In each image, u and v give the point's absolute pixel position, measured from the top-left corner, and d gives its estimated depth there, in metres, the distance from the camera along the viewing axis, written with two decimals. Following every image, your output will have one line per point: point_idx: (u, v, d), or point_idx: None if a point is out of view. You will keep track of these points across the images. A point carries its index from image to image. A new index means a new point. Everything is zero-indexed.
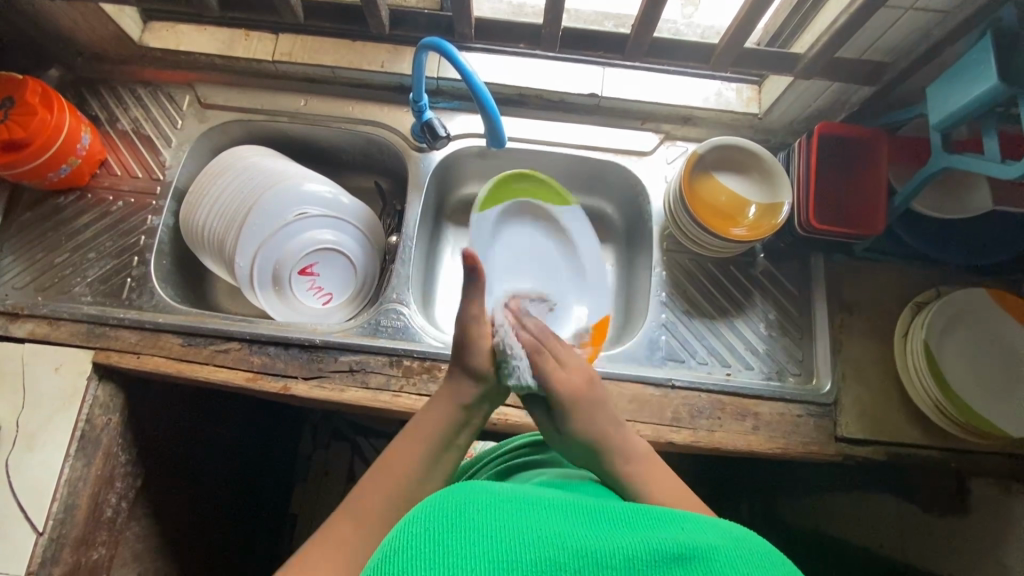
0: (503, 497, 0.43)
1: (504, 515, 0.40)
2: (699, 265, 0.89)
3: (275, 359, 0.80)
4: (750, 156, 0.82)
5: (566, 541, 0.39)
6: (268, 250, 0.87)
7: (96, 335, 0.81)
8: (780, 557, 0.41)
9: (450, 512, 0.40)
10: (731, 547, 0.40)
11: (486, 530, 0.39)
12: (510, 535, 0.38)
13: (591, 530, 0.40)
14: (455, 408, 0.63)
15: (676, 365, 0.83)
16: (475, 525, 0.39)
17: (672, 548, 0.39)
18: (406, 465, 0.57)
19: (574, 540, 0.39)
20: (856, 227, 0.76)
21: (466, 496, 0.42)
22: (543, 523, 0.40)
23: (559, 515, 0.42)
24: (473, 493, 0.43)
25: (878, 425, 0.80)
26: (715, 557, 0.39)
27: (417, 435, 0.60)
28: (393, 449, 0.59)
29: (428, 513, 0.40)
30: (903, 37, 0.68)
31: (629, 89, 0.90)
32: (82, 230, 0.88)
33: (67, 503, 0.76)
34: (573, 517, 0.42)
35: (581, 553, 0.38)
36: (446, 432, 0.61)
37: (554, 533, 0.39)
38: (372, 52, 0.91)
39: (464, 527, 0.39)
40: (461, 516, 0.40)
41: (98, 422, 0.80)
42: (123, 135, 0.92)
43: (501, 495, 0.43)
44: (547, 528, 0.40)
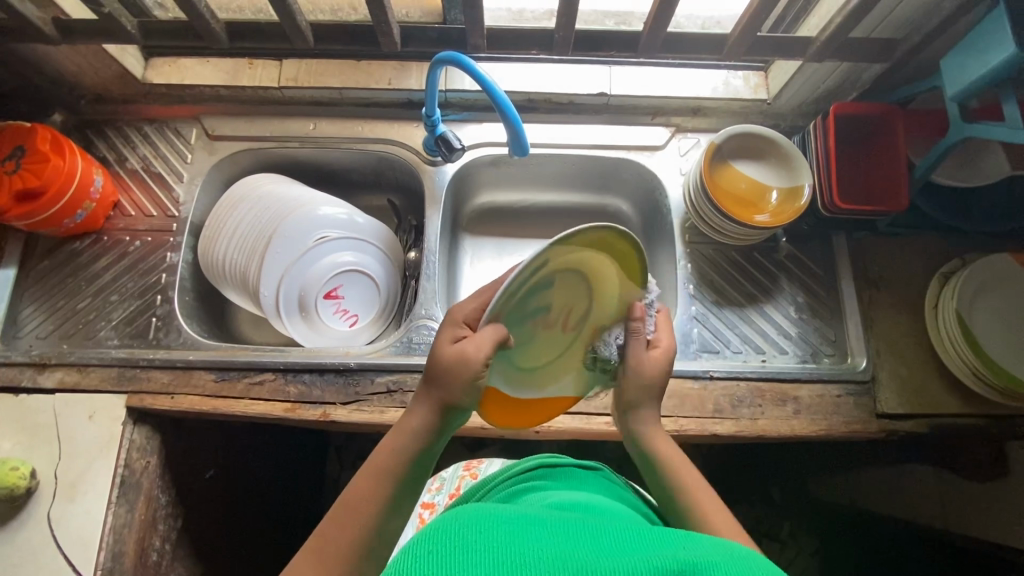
0: (508, 520, 0.43)
1: (502, 536, 0.40)
2: (723, 254, 0.89)
3: (312, 386, 0.79)
4: (766, 142, 0.82)
5: (566, 562, 0.38)
6: (291, 277, 0.86)
7: (127, 378, 0.80)
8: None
9: (457, 532, 0.40)
10: (731, 563, 0.38)
11: (490, 551, 0.38)
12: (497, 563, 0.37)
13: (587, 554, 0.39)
14: (415, 437, 0.53)
15: (712, 356, 0.83)
16: (464, 553, 0.38)
17: (672, 564, 0.37)
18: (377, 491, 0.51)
19: (572, 561, 0.38)
20: (880, 204, 0.75)
21: (451, 525, 0.42)
22: (536, 548, 0.39)
23: (554, 541, 0.41)
24: (462, 522, 0.42)
25: (918, 399, 0.80)
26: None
27: (377, 464, 0.53)
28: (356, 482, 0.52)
29: (432, 536, 0.40)
30: (913, 13, 0.68)
31: (637, 86, 0.91)
32: (101, 273, 0.87)
33: (114, 551, 0.75)
34: (574, 541, 0.41)
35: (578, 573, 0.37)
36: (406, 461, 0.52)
37: (554, 555, 0.38)
38: (378, 70, 0.91)
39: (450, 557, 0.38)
40: (454, 541, 0.39)
41: (137, 466, 0.79)
42: (133, 175, 0.91)
43: (493, 522, 0.42)
44: (547, 550, 0.39)
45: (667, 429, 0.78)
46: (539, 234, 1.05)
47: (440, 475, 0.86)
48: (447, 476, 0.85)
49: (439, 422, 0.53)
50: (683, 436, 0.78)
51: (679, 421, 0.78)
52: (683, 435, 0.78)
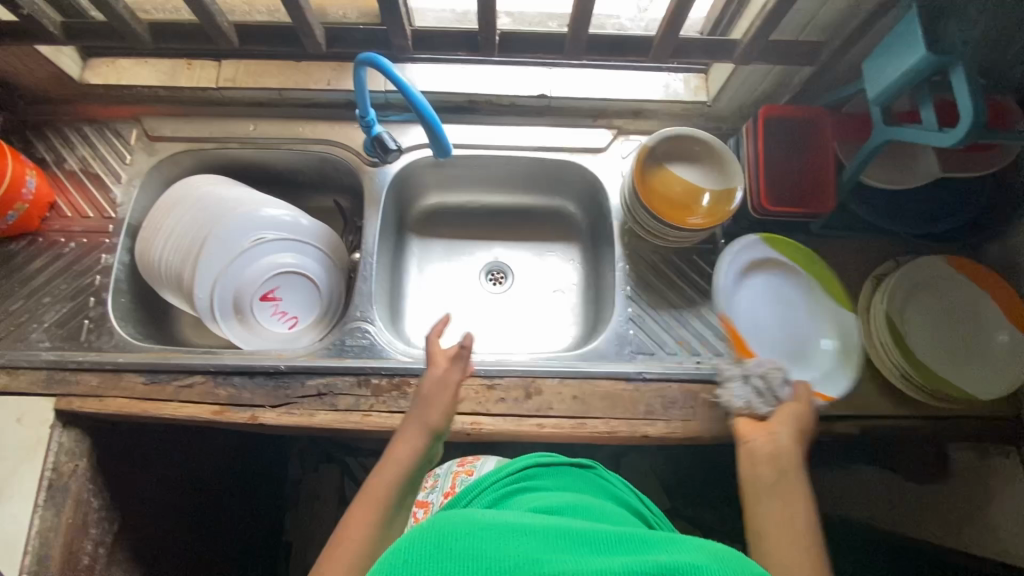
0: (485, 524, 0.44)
1: (492, 542, 0.42)
2: (661, 256, 0.89)
3: (242, 388, 0.79)
4: (699, 144, 0.82)
5: (547, 565, 0.40)
6: (227, 279, 0.86)
7: (56, 380, 0.80)
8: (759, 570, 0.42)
9: (429, 543, 0.42)
10: (716, 565, 0.40)
11: (466, 560, 0.40)
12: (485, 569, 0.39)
13: (570, 555, 0.42)
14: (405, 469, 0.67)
15: (646, 358, 0.83)
16: (445, 562, 0.40)
17: (652, 567, 0.40)
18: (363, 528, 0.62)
19: (550, 564, 0.40)
20: (808, 207, 0.76)
21: (435, 527, 0.43)
22: (522, 551, 0.41)
23: (537, 541, 0.43)
24: (446, 524, 0.44)
25: (850, 400, 0.80)
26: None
27: (372, 493, 0.64)
28: (355, 509, 0.64)
29: (408, 547, 0.42)
30: (833, 16, 0.69)
31: (577, 88, 0.91)
32: (35, 275, 0.86)
33: (38, 555, 0.75)
34: (554, 542, 0.43)
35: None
36: (397, 491, 0.65)
37: (534, 560, 0.41)
38: (317, 72, 0.90)
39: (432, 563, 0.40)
40: (437, 550, 0.41)
41: (65, 469, 0.79)
42: (71, 176, 0.91)
43: (477, 523, 0.44)
44: (526, 552, 0.41)
45: (598, 431, 0.78)
46: (488, 235, 1.05)
47: (435, 473, 0.85)
48: (441, 474, 0.84)
49: (428, 449, 0.69)
50: (615, 438, 0.78)
51: (610, 422, 0.78)
52: (614, 437, 0.78)
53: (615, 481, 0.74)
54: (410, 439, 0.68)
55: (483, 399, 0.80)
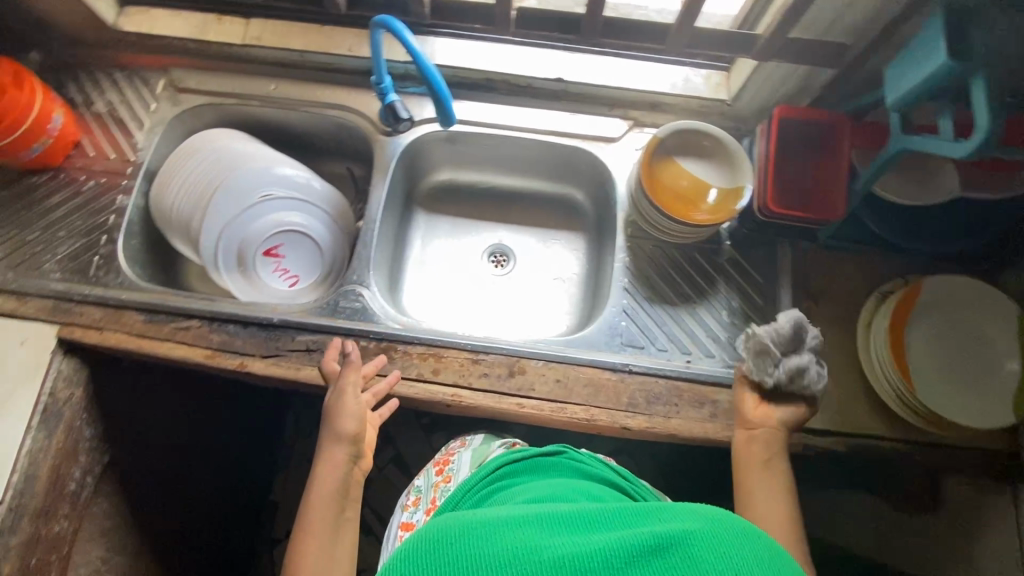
0: (480, 523, 0.49)
1: (490, 537, 0.47)
2: (663, 251, 0.87)
3: (234, 337, 0.81)
4: (711, 140, 0.81)
5: (544, 552, 0.45)
6: (233, 230, 0.88)
7: (61, 310, 0.83)
8: (751, 526, 0.47)
9: (432, 549, 0.47)
10: (708, 532, 0.45)
11: (467, 557, 0.45)
12: (488, 558, 0.45)
13: (564, 538, 0.47)
14: (337, 481, 0.73)
15: (635, 351, 0.82)
16: (449, 558, 0.46)
17: (648, 539, 0.45)
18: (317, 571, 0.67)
19: (547, 551, 0.45)
20: (817, 212, 0.74)
21: (435, 532, 0.49)
22: (520, 538, 0.47)
23: (533, 529, 0.49)
24: (445, 527, 0.49)
25: (840, 415, 0.78)
26: (692, 543, 0.44)
27: (315, 510, 0.71)
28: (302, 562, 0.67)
29: (416, 556, 0.47)
30: (858, 18, 0.67)
31: (595, 75, 0.90)
32: (54, 209, 0.89)
33: (27, 474, 0.78)
34: (551, 529, 0.49)
35: (558, 559, 0.44)
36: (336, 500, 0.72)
37: (532, 547, 0.46)
38: (340, 37, 0.92)
39: (438, 561, 0.46)
40: (441, 556, 0.46)
41: (62, 395, 0.82)
42: (98, 118, 0.94)
43: (473, 521, 0.50)
44: (524, 541, 0.47)
45: (578, 417, 0.77)
46: (494, 217, 1.05)
47: (415, 487, 0.79)
48: (421, 487, 0.78)
49: (354, 455, 0.75)
50: (594, 426, 0.78)
51: (590, 410, 0.78)
52: (593, 425, 0.77)
53: (588, 459, 0.73)
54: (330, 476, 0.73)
55: (468, 373, 0.80)
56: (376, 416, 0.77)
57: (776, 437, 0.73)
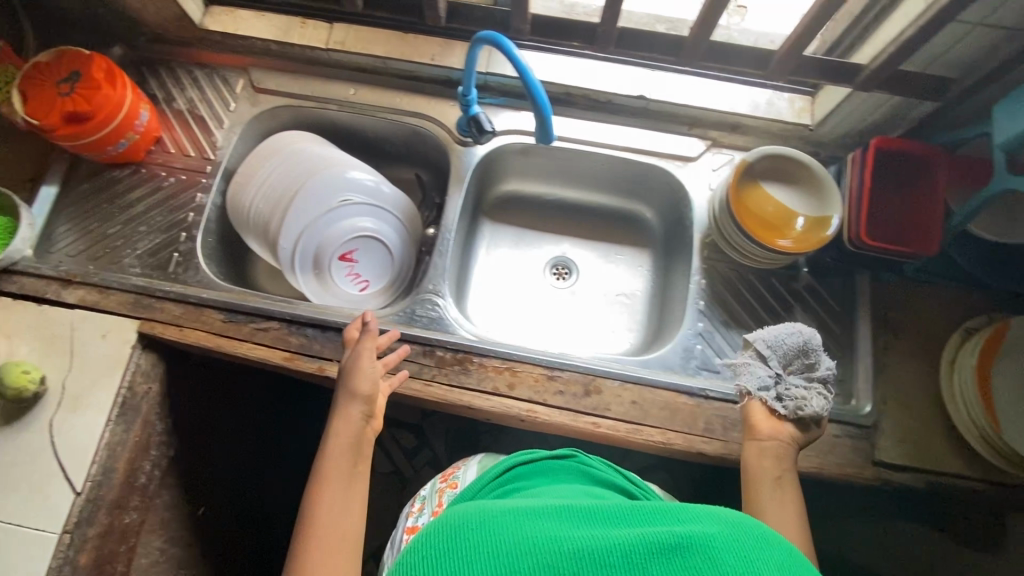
0: (501, 512, 0.49)
1: (503, 527, 0.47)
2: (739, 275, 0.87)
3: (313, 340, 0.82)
4: (799, 166, 0.80)
5: (559, 543, 0.45)
6: (310, 234, 0.88)
7: (142, 305, 0.84)
8: (776, 536, 0.46)
9: (449, 537, 0.47)
10: (730, 538, 0.44)
11: (482, 546, 0.45)
12: (507, 549, 0.45)
13: (587, 530, 0.47)
14: (349, 439, 0.70)
15: (711, 375, 0.82)
16: (470, 546, 0.46)
17: (666, 539, 0.44)
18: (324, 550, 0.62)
19: (564, 543, 0.45)
20: (909, 246, 0.73)
21: (455, 520, 0.49)
22: (542, 529, 0.46)
23: (553, 520, 0.48)
24: (467, 514, 0.49)
25: (918, 451, 0.78)
26: (715, 546, 0.43)
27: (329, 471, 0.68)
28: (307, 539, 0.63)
29: (433, 541, 0.47)
30: (970, 53, 0.66)
31: (677, 94, 0.90)
32: (135, 204, 0.91)
33: (105, 466, 0.79)
34: (571, 521, 0.48)
35: (573, 554, 0.43)
36: (349, 459, 0.69)
37: (550, 538, 0.45)
38: (423, 45, 0.92)
39: (459, 549, 0.45)
40: (458, 544, 0.46)
41: (139, 389, 0.83)
42: (178, 115, 0.95)
43: (493, 510, 0.50)
44: (541, 532, 0.46)
45: (653, 440, 0.77)
46: (558, 230, 1.05)
47: (419, 496, 0.78)
48: (426, 495, 0.78)
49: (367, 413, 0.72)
50: (669, 450, 0.77)
51: (666, 433, 0.78)
52: (668, 448, 0.77)
53: (602, 467, 0.71)
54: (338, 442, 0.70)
55: (543, 389, 0.80)
56: (386, 385, 0.76)
57: (784, 450, 0.71)
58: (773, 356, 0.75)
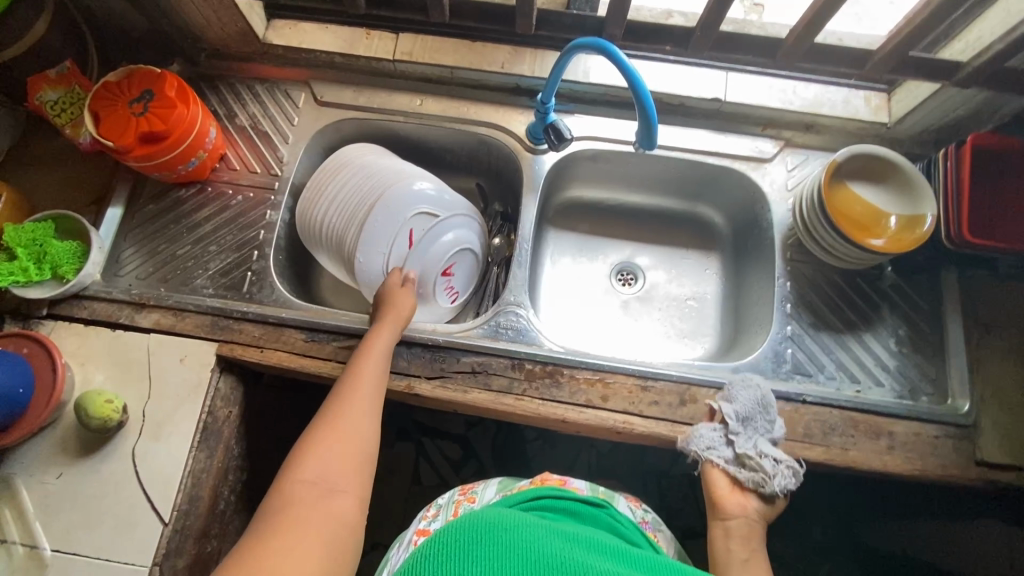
0: (538, 528, 0.54)
1: (537, 541, 0.51)
2: (824, 276, 0.86)
3: (398, 357, 0.80)
4: (890, 167, 0.79)
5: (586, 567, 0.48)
6: (389, 247, 0.86)
7: (220, 327, 0.82)
8: None
9: (489, 529, 0.52)
10: None
11: (517, 547, 0.50)
12: (538, 555, 0.49)
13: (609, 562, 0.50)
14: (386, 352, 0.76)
15: (805, 379, 0.81)
16: (509, 542, 0.50)
17: None
18: (362, 399, 0.70)
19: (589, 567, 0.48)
20: (1009, 243, 0.72)
21: (497, 517, 0.54)
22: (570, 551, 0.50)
23: (582, 549, 0.52)
24: (508, 519, 0.54)
25: (1020, 450, 0.76)
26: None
27: (359, 377, 0.72)
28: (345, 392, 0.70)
29: (469, 528, 0.52)
30: None
31: (752, 95, 0.89)
32: (203, 223, 0.88)
33: (190, 494, 0.76)
34: (599, 554, 0.52)
35: None
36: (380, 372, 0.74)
37: (579, 561, 0.49)
38: (492, 53, 0.91)
39: (496, 541, 0.50)
40: (493, 538, 0.51)
41: (219, 414, 0.80)
42: (241, 131, 0.93)
43: (532, 524, 0.54)
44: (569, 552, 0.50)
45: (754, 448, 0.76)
46: (622, 234, 1.04)
47: (435, 502, 0.74)
48: (443, 502, 0.73)
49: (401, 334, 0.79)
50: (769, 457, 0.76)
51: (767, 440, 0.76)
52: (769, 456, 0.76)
53: (625, 521, 0.66)
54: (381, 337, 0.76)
55: (636, 399, 0.78)
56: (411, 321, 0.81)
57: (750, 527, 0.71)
58: (742, 434, 0.74)
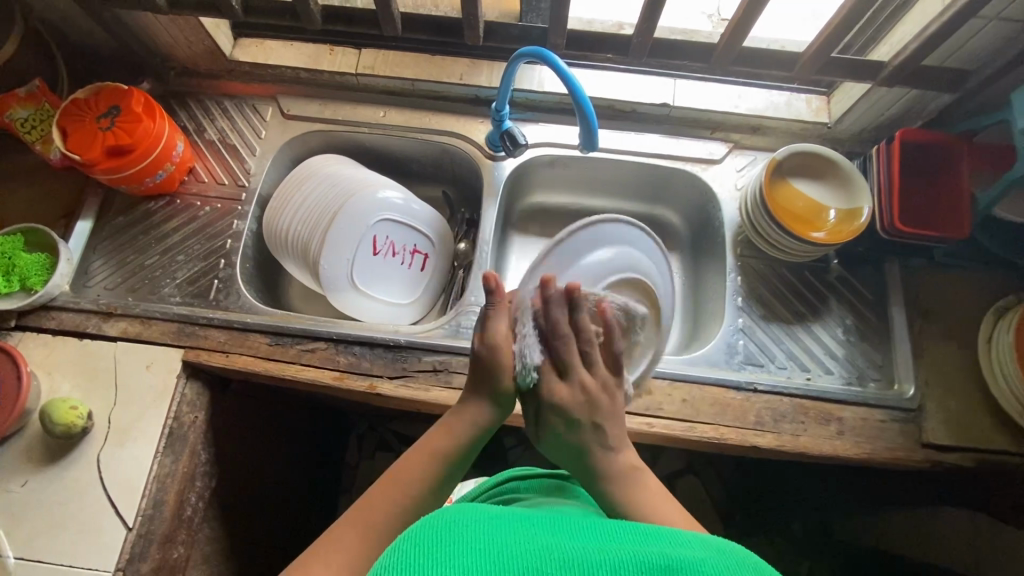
0: (493, 516, 0.46)
1: (493, 531, 0.43)
2: (773, 269, 0.89)
3: (360, 358, 0.82)
4: (827, 162, 0.83)
5: (554, 552, 0.41)
6: (354, 251, 0.89)
7: (186, 334, 0.83)
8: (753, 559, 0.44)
9: (443, 527, 0.43)
10: (719, 559, 0.42)
11: (477, 543, 0.41)
12: (497, 549, 0.41)
13: (576, 542, 0.43)
14: (472, 429, 0.59)
15: (756, 369, 0.83)
16: (464, 538, 0.42)
17: (657, 559, 0.41)
18: (408, 481, 0.56)
19: (559, 551, 0.41)
20: (942, 230, 0.76)
21: (449, 515, 0.45)
22: (529, 538, 0.43)
23: (542, 532, 0.45)
24: (460, 513, 0.45)
25: (963, 431, 0.79)
26: (705, 569, 0.40)
27: (423, 452, 0.58)
28: (399, 466, 0.57)
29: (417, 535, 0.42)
30: (986, 47, 0.70)
31: (700, 100, 0.93)
32: (171, 234, 0.91)
33: (155, 499, 0.77)
34: (563, 533, 0.45)
35: (568, 562, 0.40)
36: (454, 450, 0.58)
37: (544, 546, 0.42)
38: (451, 66, 0.95)
39: (455, 541, 0.41)
40: (448, 537, 0.42)
41: (186, 419, 0.81)
42: (210, 145, 0.96)
43: (487, 514, 0.46)
44: (533, 541, 0.43)
45: (707, 436, 0.78)
46: None
47: None
48: None
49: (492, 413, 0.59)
50: (723, 445, 0.78)
51: (720, 429, 0.78)
52: (722, 443, 0.78)
53: None
54: (468, 414, 0.59)
55: None
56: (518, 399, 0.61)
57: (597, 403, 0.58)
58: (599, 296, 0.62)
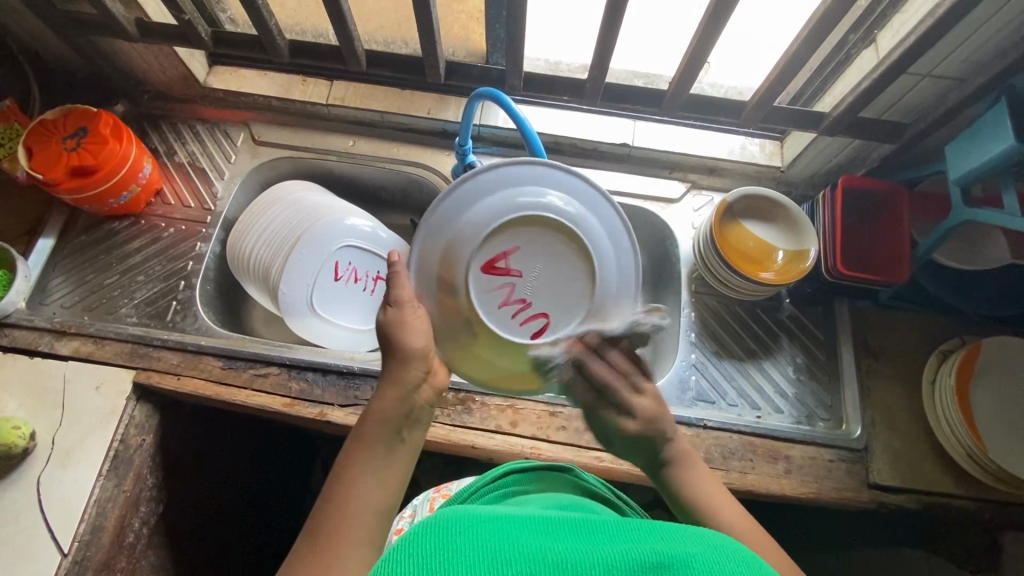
0: (487, 520, 0.43)
1: (483, 533, 0.41)
2: (726, 307, 0.91)
3: (313, 384, 0.82)
4: (775, 206, 0.86)
5: (544, 556, 0.39)
6: (312, 276, 0.90)
7: (139, 355, 0.83)
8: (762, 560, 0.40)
9: (432, 534, 0.41)
10: (716, 553, 0.39)
11: (464, 549, 0.39)
12: (490, 551, 0.39)
13: (571, 545, 0.41)
14: (400, 398, 0.56)
15: (707, 406, 0.84)
16: (458, 546, 0.39)
17: (649, 557, 0.38)
18: (361, 467, 0.52)
19: (550, 555, 0.39)
20: (881, 275, 0.79)
21: (442, 519, 0.43)
22: (521, 541, 0.40)
23: (535, 532, 0.42)
24: (453, 517, 0.43)
25: (910, 473, 0.80)
26: (696, 563, 0.37)
27: (365, 436, 0.54)
28: (347, 454, 0.53)
29: (405, 544, 0.41)
30: (918, 102, 0.74)
31: (658, 140, 0.96)
32: (133, 254, 0.91)
33: (94, 524, 0.75)
34: (557, 535, 0.42)
35: (556, 565, 0.38)
36: (393, 424, 0.55)
37: (534, 548, 0.40)
38: (419, 100, 0.97)
39: (445, 542, 0.40)
40: (437, 543, 0.40)
41: (132, 442, 0.80)
42: (179, 168, 0.97)
43: (481, 518, 0.44)
44: (525, 543, 0.40)
45: None
46: None
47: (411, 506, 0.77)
48: (417, 504, 0.76)
49: (417, 377, 0.57)
50: None
51: None
52: None
53: (593, 480, 0.70)
54: (394, 378, 0.57)
55: (544, 425, 0.81)
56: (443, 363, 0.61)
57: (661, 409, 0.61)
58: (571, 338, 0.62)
